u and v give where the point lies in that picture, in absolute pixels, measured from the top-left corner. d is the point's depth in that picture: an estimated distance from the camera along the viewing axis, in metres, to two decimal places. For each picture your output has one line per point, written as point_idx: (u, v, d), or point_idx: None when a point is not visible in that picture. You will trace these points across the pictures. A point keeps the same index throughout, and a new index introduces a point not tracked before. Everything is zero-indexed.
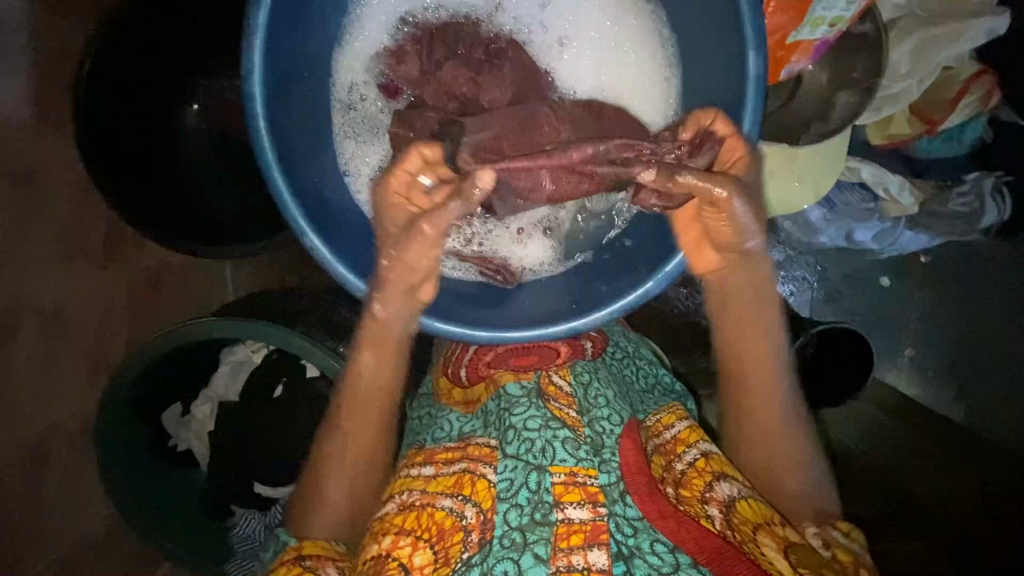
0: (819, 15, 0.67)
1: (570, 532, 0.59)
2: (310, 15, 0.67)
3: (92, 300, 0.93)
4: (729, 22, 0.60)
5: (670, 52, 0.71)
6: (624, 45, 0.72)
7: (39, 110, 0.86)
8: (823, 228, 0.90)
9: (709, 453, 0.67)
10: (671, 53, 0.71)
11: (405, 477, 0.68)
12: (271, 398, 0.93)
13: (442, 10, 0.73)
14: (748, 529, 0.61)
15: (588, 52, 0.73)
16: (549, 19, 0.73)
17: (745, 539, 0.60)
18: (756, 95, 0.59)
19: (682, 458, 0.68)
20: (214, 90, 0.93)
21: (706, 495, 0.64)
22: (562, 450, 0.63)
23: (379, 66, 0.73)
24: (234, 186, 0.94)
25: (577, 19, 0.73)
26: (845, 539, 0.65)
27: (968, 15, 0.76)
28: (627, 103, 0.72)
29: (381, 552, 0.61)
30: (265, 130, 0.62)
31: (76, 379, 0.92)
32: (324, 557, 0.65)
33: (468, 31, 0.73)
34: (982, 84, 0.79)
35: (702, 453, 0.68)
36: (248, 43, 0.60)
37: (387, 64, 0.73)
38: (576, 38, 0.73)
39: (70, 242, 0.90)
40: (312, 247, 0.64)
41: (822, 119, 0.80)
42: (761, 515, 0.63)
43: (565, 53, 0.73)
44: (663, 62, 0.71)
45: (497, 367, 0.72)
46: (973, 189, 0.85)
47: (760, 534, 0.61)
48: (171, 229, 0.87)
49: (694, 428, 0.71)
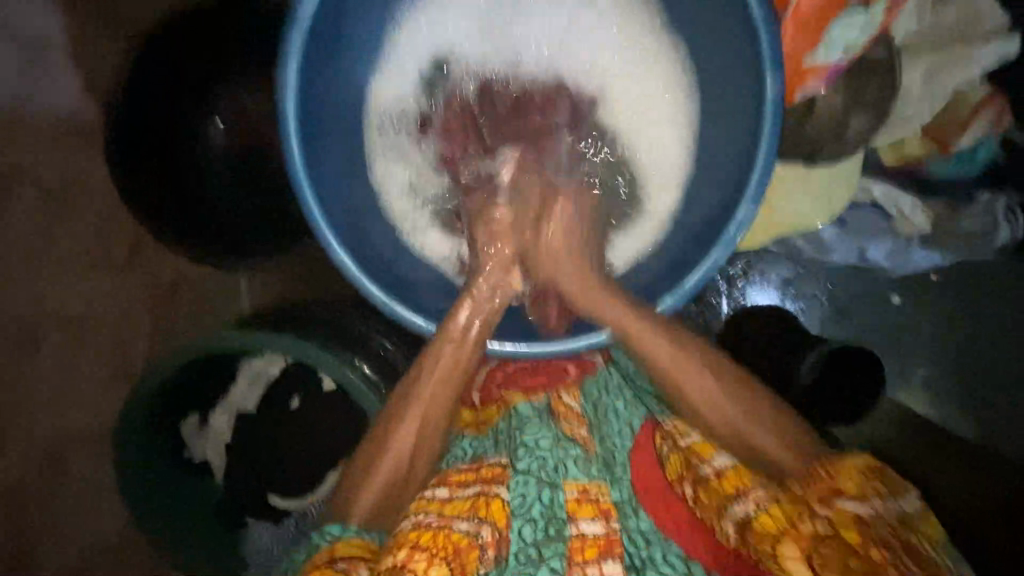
0: (833, 37, 0.73)
1: (585, 546, 0.59)
2: (339, 45, 0.69)
3: (115, 307, 0.95)
4: (747, 46, 0.61)
5: (683, 82, 0.73)
6: (635, 75, 0.76)
7: (74, 125, 0.90)
8: (836, 246, 0.92)
9: (724, 467, 0.60)
10: (684, 82, 0.74)
11: (421, 497, 0.64)
12: (288, 411, 0.94)
13: (471, 43, 0.78)
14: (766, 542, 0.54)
15: (604, 81, 0.77)
16: (572, 47, 0.77)
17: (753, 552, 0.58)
18: (773, 120, 0.60)
19: (705, 467, 0.61)
20: (237, 102, 0.88)
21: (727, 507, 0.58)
22: (574, 468, 0.64)
23: (411, 90, 0.78)
24: (236, 186, 0.90)
25: (594, 50, 0.77)
26: (860, 508, 0.53)
27: (979, 40, 0.77)
28: (639, 131, 0.77)
29: (395, 565, 0.56)
30: (298, 151, 0.64)
31: (99, 384, 0.94)
32: (357, 559, 0.58)
33: (492, 60, 0.78)
34: (993, 107, 0.80)
35: (715, 469, 0.60)
36: (283, 68, 0.62)
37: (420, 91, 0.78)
38: (594, 69, 0.77)
39: (98, 252, 0.94)
40: (341, 263, 0.66)
41: (837, 141, 0.80)
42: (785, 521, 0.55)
43: (583, 83, 0.78)
44: (677, 88, 0.74)
45: (507, 388, 0.74)
46: (987, 212, 0.86)
47: (777, 543, 0.54)
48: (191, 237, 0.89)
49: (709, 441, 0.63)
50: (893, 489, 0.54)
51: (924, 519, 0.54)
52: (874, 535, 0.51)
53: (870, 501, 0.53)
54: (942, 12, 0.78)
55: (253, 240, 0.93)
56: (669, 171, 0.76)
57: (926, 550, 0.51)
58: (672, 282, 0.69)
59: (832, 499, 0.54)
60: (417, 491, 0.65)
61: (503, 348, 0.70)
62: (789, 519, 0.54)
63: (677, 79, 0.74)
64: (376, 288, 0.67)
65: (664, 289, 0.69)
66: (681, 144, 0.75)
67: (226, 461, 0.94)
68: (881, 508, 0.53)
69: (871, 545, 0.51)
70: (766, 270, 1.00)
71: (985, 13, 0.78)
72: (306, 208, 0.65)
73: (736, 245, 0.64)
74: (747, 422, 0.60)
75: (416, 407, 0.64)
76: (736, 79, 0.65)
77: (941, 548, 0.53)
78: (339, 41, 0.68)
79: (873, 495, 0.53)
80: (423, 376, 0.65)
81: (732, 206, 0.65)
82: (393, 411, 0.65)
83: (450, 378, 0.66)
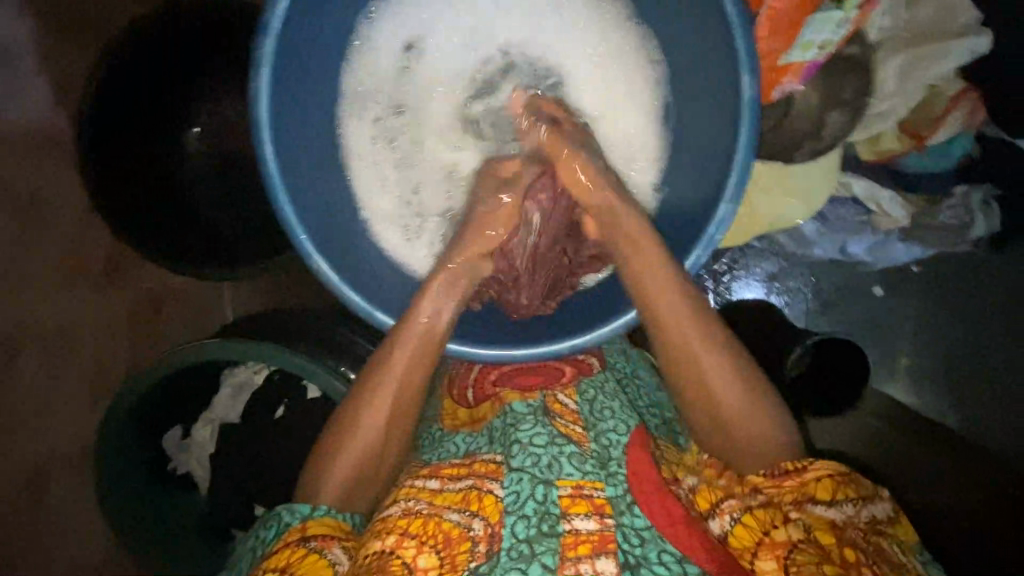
0: (809, 39, 0.69)
1: (578, 542, 0.56)
2: (314, 44, 0.67)
3: (92, 322, 0.93)
4: (723, 45, 0.61)
5: (660, 72, 0.72)
6: (609, 62, 0.74)
7: (46, 136, 0.88)
8: (817, 241, 0.93)
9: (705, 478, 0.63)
10: (661, 72, 0.72)
11: (408, 488, 0.64)
12: (274, 420, 0.92)
13: (444, 34, 0.75)
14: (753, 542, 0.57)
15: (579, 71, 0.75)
16: (547, 36, 0.75)
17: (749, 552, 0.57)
18: (751, 123, 0.60)
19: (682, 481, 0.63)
20: (215, 112, 0.94)
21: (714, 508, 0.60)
22: (569, 465, 0.61)
23: (389, 80, 0.75)
24: (230, 195, 0.94)
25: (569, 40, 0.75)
26: (832, 513, 0.56)
27: (955, 35, 0.77)
28: (620, 120, 0.75)
29: (383, 550, 0.57)
30: (273, 157, 0.63)
31: (77, 402, 0.92)
32: (330, 537, 0.60)
33: (467, 51, 0.76)
34: (967, 100, 0.81)
35: (690, 487, 0.62)
36: (255, 75, 0.61)
37: (398, 85, 0.75)
38: (573, 56, 0.75)
39: (75, 264, 0.91)
40: (320, 271, 0.65)
41: (815, 137, 0.82)
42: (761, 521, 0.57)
43: (560, 71, 0.75)
44: (655, 76, 0.72)
45: (501, 386, 0.72)
46: (961, 204, 0.87)
47: (758, 558, 0.55)
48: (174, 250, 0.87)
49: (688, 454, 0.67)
50: (869, 495, 0.58)
51: (894, 525, 0.58)
52: (845, 537, 0.54)
53: (841, 504, 0.57)
54: (915, 10, 0.79)
55: (243, 237, 0.93)
56: (653, 159, 0.74)
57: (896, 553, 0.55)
58: None
59: (802, 502, 0.57)
60: (406, 479, 0.66)
61: (486, 352, 0.68)
62: (763, 531, 0.56)
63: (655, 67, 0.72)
64: (357, 295, 0.66)
65: None
66: (665, 133, 0.73)
67: (208, 474, 0.93)
68: (852, 512, 0.57)
69: (844, 544, 0.54)
70: (751, 265, 1.00)
71: (958, 9, 0.78)
72: (283, 216, 0.64)
73: (718, 244, 0.64)
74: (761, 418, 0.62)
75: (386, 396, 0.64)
76: (713, 79, 0.64)
77: (907, 551, 0.57)
78: (315, 40, 0.66)
79: (845, 500, 0.57)
80: (392, 364, 0.64)
81: (713, 205, 0.64)
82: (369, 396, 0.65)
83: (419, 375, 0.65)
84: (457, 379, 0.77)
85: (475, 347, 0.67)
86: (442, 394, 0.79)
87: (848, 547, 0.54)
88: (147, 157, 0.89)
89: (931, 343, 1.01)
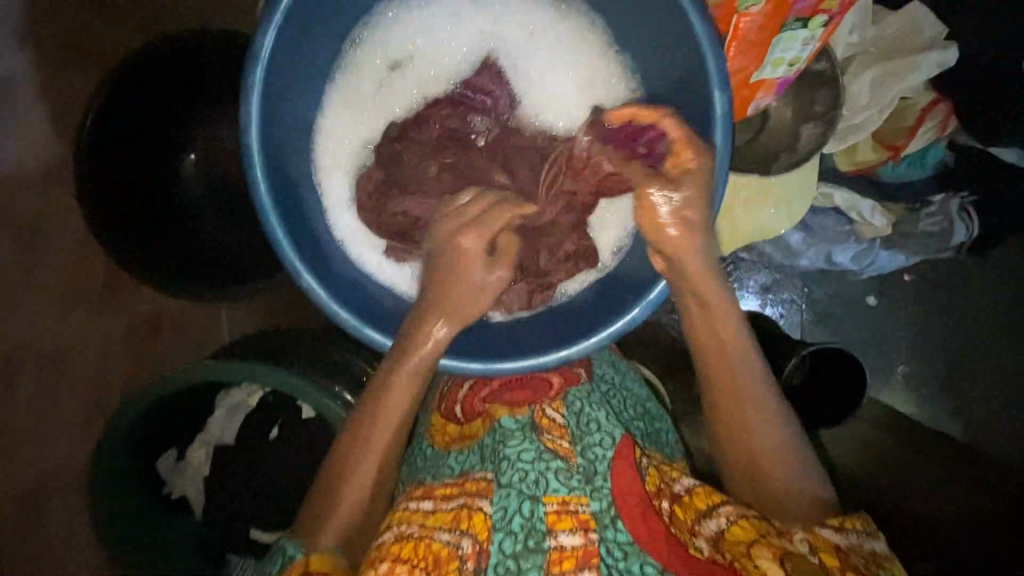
0: (778, 56, 0.70)
1: (563, 557, 0.57)
2: (304, 66, 0.69)
3: (87, 348, 0.94)
4: (694, 65, 0.63)
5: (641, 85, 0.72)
6: (593, 77, 0.75)
7: (42, 166, 0.90)
8: (804, 251, 0.94)
9: (694, 487, 0.64)
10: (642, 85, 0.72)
11: (402, 510, 0.64)
12: (268, 441, 0.91)
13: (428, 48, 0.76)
14: (742, 546, 0.57)
15: (561, 88, 0.76)
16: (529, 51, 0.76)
17: (738, 557, 0.56)
18: (723, 139, 0.62)
19: (678, 484, 0.64)
20: (210, 139, 0.96)
21: (695, 528, 0.60)
22: (555, 480, 0.61)
23: (375, 98, 0.76)
24: (225, 218, 0.97)
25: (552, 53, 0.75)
26: (836, 537, 0.58)
27: (919, 49, 0.80)
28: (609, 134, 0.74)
29: None
30: (263, 179, 0.65)
31: (71, 428, 0.92)
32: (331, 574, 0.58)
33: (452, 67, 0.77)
34: (936, 114, 0.84)
35: (686, 488, 0.64)
36: (246, 100, 0.63)
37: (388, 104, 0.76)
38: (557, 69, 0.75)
39: (71, 289, 0.92)
40: (309, 289, 0.66)
41: (790, 150, 0.84)
42: (757, 530, 0.58)
43: (544, 85, 0.76)
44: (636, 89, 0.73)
45: (491, 402, 0.72)
46: (941, 211, 0.89)
47: (753, 550, 0.56)
48: (185, 276, 0.90)
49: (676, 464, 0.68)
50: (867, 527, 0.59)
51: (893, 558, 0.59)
52: (850, 561, 0.55)
53: (847, 531, 0.58)
54: (882, 25, 0.83)
55: (236, 255, 0.95)
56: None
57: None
58: (637, 292, 0.68)
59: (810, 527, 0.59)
60: (400, 501, 0.66)
61: (465, 366, 0.68)
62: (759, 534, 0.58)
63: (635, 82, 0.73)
64: (346, 312, 0.67)
65: (632, 298, 0.68)
66: None
67: (202, 494, 0.92)
68: (855, 541, 0.58)
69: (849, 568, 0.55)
70: (743, 279, 1.02)
71: (923, 24, 0.81)
72: (273, 236, 0.65)
73: None
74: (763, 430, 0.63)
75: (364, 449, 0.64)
76: (685, 101, 0.66)
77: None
78: (301, 67, 0.68)
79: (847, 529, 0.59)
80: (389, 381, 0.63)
81: None
82: (348, 451, 0.64)
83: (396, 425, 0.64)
84: (448, 395, 0.77)
85: (463, 360, 0.68)
86: (433, 411, 0.79)
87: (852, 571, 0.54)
88: (160, 173, 0.93)
89: (924, 352, 1.02)
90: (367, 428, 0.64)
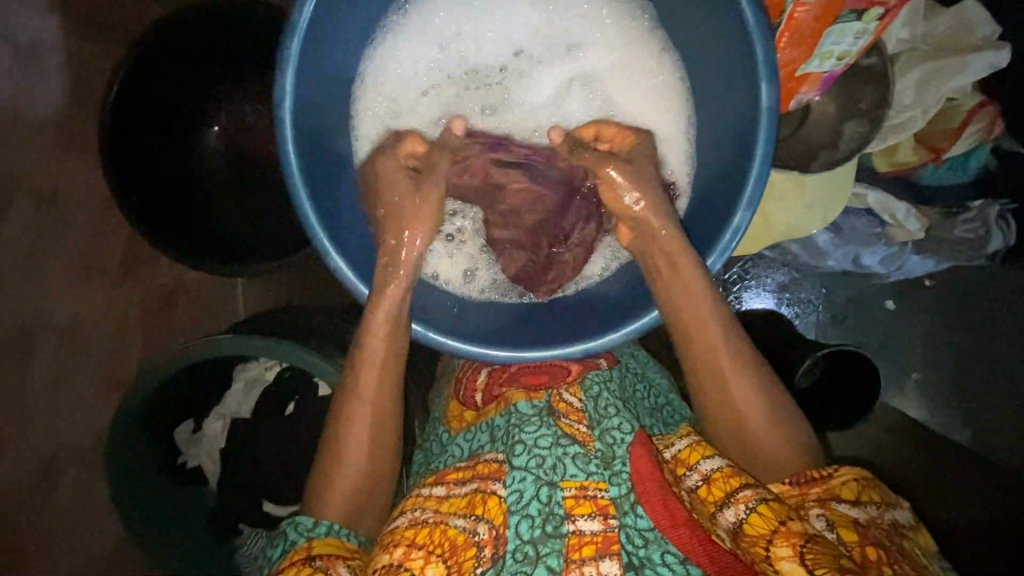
0: (827, 49, 0.68)
1: (581, 543, 0.55)
2: (340, 36, 0.67)
3: (104, 314, 0.94)
4: (741, 53, 0.61)
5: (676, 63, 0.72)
6: (615, 48, 0.74)
7: (66, 132, 0.90)
8: (832, 252, 0.93)
9: (720, 467, 0.59)
10: (676, 63, 0.72)
11: (416, 496, 0.63)
12: (284, 416, 0.92)
13: (463, 15, 0.75)
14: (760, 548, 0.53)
15: (592, 56, 0.75)
16: (558, 26, 0.75)
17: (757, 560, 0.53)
18: (767, 131, 0.60)
19: (694, 474, 0.60)
20: (233, 113, 0.96)
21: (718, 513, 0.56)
22: (573, 466, 0.59)
23: (412, 66, 0.75)
24: (246, 194, 0.97)
25: (582, 30, 0.75)
26: (855, 512, 0.56)
27: (971, 49, 0.78)
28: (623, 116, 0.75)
29: (392, 562, 0.56)
30: (294, 156, 0.63)
31: (90, 394, 0.94)
32: (335, 556, 0.58)
33: (484, 36, 0.76)
34: (984, 115, 0.82)
35: (704, 474, 0.59)
36: (280, 74, 0.61)
37: (424, 72, 0.75)
38: (584, 44, 0.75)
39: (91, 256, 0.93)
40: (335, 268, 0.65)
41: (832, 147, 0.81)
42: (776, 514, 0.54)
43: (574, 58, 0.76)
44: (663, 65, 0.72)
45: (507, 385, 0.71)
46: (980, 218, 0.88)
47: (773, 544, 0.52)
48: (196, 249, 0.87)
49: (697, 444, 0.63)
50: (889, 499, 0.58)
51: (919, 532, 0.58)
52: (869, 535, 0.54)
53: (865, 505, 0.56)
54: (933, 22, 0.80)
55: (257, 231, 0.94)
56: (679, 145, 0.73)
57: (917, 554, 0.55)
58: None
59: (825, 500, 0.57)
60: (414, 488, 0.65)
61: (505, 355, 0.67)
62: (780, 519, 0.54)
63: (671, 58, 0.72)
64: (372, 295, 0.66)
65: None
66: (681, 129, 0.73)
67: (218, 469, 0.93)
68: (876, 513, 0.56)
69: (867, 542, 0.53)
70: (762, 276, 1.01)
71: (976, 23, 0.79)
72: (301, 216, 0.64)
73: (731, 251, 0.64)
74: (766, 425, 0.62)
75: (380, 404, 0.64)
76: (732, 89, 0.64)
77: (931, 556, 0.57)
78: (334, 36, 0.66)
79: (868, 501, 0.57)
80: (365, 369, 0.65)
81: (731, 206, 0.63)
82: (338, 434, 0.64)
83: (392, 381, 0.65)
84: (464, 382, 0.76)
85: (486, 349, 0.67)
86: (448, 397, 0.77)
87: (870, 545, 0.53)
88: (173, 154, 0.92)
89: (943, 361, 1.00)
90: (353, 408, 0.64)
